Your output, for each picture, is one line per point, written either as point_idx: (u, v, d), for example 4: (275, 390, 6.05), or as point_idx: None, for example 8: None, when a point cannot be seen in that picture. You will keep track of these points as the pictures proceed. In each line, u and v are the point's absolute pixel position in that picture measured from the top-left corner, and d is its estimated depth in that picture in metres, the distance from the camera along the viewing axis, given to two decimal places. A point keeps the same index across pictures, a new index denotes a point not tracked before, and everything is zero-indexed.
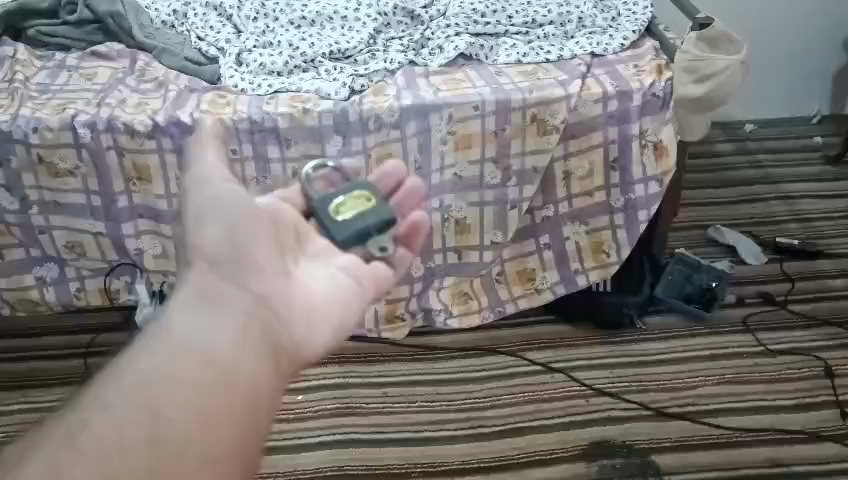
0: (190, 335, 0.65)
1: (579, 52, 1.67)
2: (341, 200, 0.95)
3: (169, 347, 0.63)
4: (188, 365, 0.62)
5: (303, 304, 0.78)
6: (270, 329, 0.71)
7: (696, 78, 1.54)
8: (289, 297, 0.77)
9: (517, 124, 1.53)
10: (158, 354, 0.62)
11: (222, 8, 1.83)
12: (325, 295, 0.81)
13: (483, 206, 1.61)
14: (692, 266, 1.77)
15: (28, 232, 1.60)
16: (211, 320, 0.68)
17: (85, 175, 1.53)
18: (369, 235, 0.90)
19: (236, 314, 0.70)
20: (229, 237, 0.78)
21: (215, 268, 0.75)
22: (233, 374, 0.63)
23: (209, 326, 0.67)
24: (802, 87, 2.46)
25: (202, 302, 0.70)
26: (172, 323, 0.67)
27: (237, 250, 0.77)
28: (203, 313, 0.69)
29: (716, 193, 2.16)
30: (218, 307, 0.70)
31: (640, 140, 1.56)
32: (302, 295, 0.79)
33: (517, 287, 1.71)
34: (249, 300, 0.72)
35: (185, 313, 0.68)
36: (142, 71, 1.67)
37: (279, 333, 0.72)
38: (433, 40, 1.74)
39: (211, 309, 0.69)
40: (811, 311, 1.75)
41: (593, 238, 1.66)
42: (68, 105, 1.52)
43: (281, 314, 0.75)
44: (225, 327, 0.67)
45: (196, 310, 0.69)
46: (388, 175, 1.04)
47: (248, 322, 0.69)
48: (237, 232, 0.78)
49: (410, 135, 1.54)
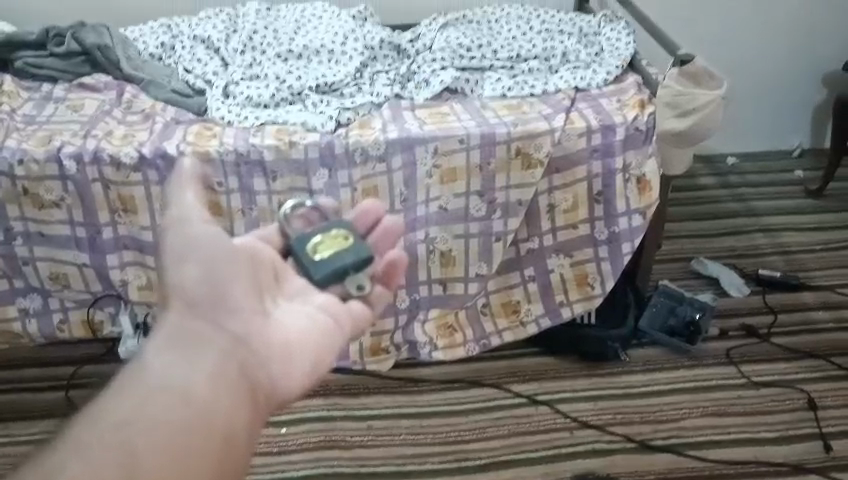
0: (169, 375, 0.65)
1: (563, 86, 1.70)
2: (318, 238, 0.96)
3: (146, 386, 0.63)
4: (166, 405, 0.62)
5: (281, 341, 0.79)
6: (247, 368, 0.72)
7: (678, 113, 1.55)
8: (267, 335, 0.78)
9: (502, 157, 1.55)
10: (135, 392, 0.63)
11: (210, 41, 1.85)
12: (303, 331, 0.82)
13: (468, 238, 1.61)
14: (676, 299, 1.78)
15: (11, 263, 1.59)
16: (188, 360, 0.68)
17: (69, 205, 1.53)
18: (346, 274, 0.92)
19: (213, 354, 0.70)
20: (208, 275, 0.78)
21: (192, 307, 0.75)
22: (210, 414, 0.63)
23: (187, 365, 0.67)
24: (782, 123, 2.49)
25: (180, 341, 0.71)
26: (151, 361, 0.67)
27: (215, 287, 0.77)
28: (179, 353, 0.69)
29: (699, 226, 2.18)
30: (195, 347, 0.70)
31: (624, 174, 1.58)
32: (280, 332, 0.80)
33: (502, 319, 1.71)
34: (226, 341, 0.73)
35: (163, 352, 0.68)
36: (129, 102, 1.68)
37: (256, 373, 0.73)
38: (419, 73, 1.76)
39: (189, 349, 0.70)
40: (794, 344, 1.76)
41: (577, 270, 1.67)
42: (55, 137, 1.53)
43: (259, 353, 0.75)
44: (203, 367, 0.68)
45: (172, 350, 0.69)
46: (367, 213, 1.05)
47: (225, 361, 0.70)
48: (216, 272, 0.79)
49: (396, 168, 1.55)
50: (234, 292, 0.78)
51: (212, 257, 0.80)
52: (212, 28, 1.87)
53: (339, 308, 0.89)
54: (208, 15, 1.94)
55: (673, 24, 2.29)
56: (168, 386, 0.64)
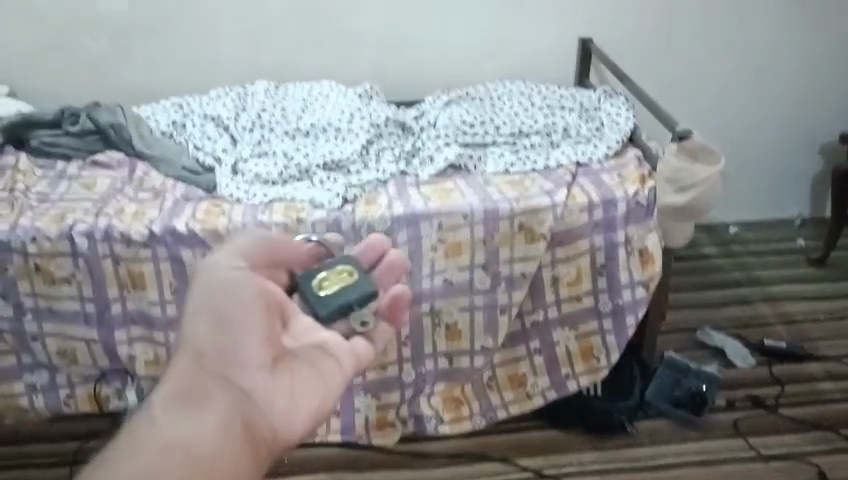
0: (157, 453, 0.67)
1: (565, 161, 1.74)
2: (323, 274, 0.96)
3: (130, 471, 0.65)
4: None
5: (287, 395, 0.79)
6: (243, 433, 0.73)
7: (678, 188, 1.58)
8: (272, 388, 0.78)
9: (505, 231, 1.58)
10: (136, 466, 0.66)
11: (220, 119, 1.90)
12: (310, 382, 0.82)
13: (473, 310, 1.62)
14: (680, 369, 1.77)
15: (21, 339, 1.59)
16: (183, 428, 0.69)
17: (80, 282, 1.55)
18: (350, 310, 0.94)
19: (209, 422, 0.71)
20: (215, 336, 0.79)
21: (198, 367, 0.77)
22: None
23: (179, 438, 0.69)
24: (782, 193, 2.53)
25: (180, 406, 0.72)
26: (144, 434, 0.69)
27: (223, 349, 0.78)
28: (177, 418, 0.70)
29: (703, 295, 2.19)
30: (194, 412, 0.72)
31: (626, 247, 1.60)
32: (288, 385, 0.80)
33: (509, 391, 1.70)
34: (226, 403, 0.74)
35: (159, 420, 0.70)
36: (141, 180, 1.73)
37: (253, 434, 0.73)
38: (424, 150, 1.80)
39: (186, 414, 0.71)
40: (802, 415, 1.75)
41: (582, 343, 1.68)
42: (67, 214, 1.57)
43: (261, 410, 0.76)
44: (193, 438, 0.69)
45: (169, 415, 0.71)
46: (371, 248, 1.06)
47: (217, 429, 0.71)
48: (227, 325, 0.80)
49: (401, 243, 1.58)
50: (243, 348, 0.79)
51: (223, 317, 0.81)
52: (222, 107, 1.93)
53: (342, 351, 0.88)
54: (218, 94, 2.00)
55: (673, 97, 2.33)
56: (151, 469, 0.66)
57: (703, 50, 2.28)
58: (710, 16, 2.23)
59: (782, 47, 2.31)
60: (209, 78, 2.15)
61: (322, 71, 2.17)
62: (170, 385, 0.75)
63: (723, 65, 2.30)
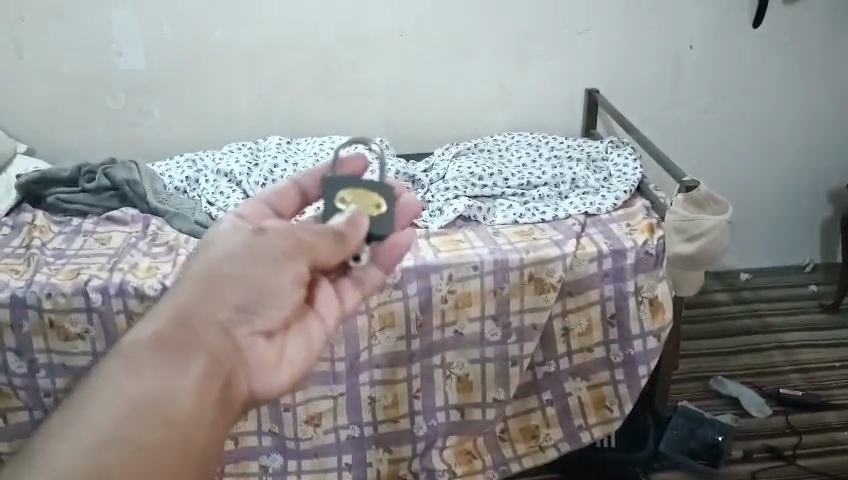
0: (160, 379, 0.62)
1: (574, 211, 1.75)
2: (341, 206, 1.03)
3: (147, 381, 0.61)
4: (148, 419, 0.58)
5: (267, 361, 0.78)
6: (231, 384, 0.70)
7: (686, 237, 1.60)
8: (257, 350, 0.77)
9: (515, 282, 1.59)
10: (157, 366, 0.63)
11: (232, 175, 1.94)
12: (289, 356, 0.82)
13: (484, 362, 1.62)
14: (696, 420, 1.78)
15: (34, 395, 1.59)
16: (186, 360, 0.65)
17: (94, 337, 1.56)
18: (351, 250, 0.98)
19: (209, 360, 0.68)
20: (228, 282, 0.76)
21: (201, 304, 0.73)
22: (191, 436, 0.60)
23: (180, 367, 0.64)
24: (792, 238, 2.54)
25: (182, 336, 0.67)
26: (142, 358, 0.63)
27: (228, 297, 0.75)
28: (180, 348, 0.66)
29: (715, 343, 2.18)
30: (194, 346, 0.67)
31: (636, 297, 1.61)
32: (271, 353, 0.79)
33: (521, 444, 1.69)
34: (223, 347, 0.71)
35: (161, 345, 0.65)
36: (154, 235, 1.74)
37: (237, 389, 0.71)
38: (433, 202, 1.83)
39: (188, 345, 0.67)
40: (822, 466, 1.73)
41: (594, 393, 1.67)
42: (82, 270, 1.60)
43: (245, 366, 0.74)
44: (195, 372, 0.65)
45: (170, 342, 0.66)
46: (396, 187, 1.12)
47: (215, 371, 0.68)
48: (260, 267, 0.80)
49: (411, 294, 1.56)
50: (248, 302, 0.77)
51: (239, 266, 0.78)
52: (235, 163, 1.97)
53: (331, 301, 0.93)
54: (231, 151, 2.05)
55: (678, 146, 2.36)
56: (150, 399, 0.60)
57: (706, 99, 2.30)
58: (715, 66, 2.26)
59: (788, 95, 2.33)
60: (221, 134, 2.20)
61: (333, 125, 2.21)
62: (169, 313, 0.70)
63: (728, 113, 2.33)
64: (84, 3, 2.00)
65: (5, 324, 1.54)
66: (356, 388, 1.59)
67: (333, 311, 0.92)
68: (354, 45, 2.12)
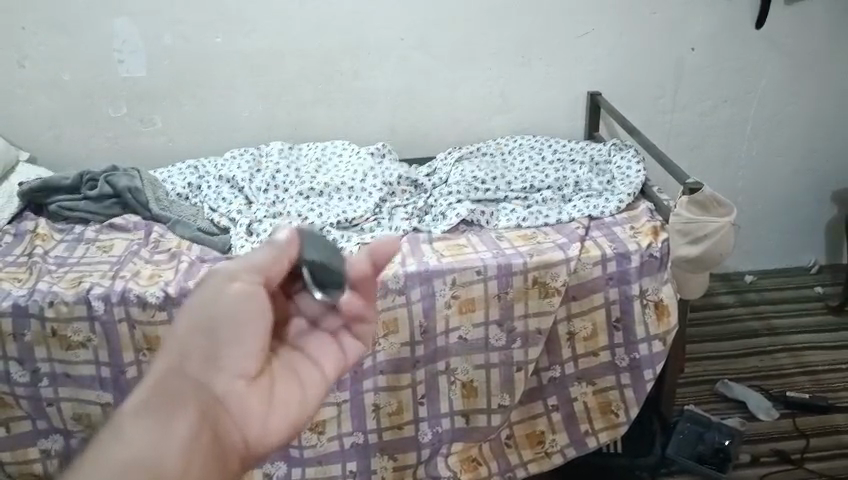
0: (148, 444, 0.65)
1: (577, 215, 1.74)
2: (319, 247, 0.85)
3: (138, 444, 0.65)
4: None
5: (254, 412, 0.76)
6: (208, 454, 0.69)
7: (690, 239, 1.59)
8: (257, 390, 0.77)
9: (519, 286, 1.57)
10: (148, 428, 0.66)
11: (235, 181, 1.93)
12: (278, 399, 0.79)
13: (489, 367, 1.61)
14: (703, 425, 1.79)
15: (36, 403, 1.59)
16: (146, 449, 0.65)
17: (96, 346, 1.55)
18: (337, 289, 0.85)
19: (173, 440, 0.67)
20: (187, 343, 0.75)
21: (163, 378, 0.72)
22: None
23: (164, 435, 0.67)
24: (796, 240, 2.53)
25: (170, 397, 0.70)
26: (134, 421, 0.67)
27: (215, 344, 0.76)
28: (139, 435, 0.66)
29: (721, 346, 2.17)
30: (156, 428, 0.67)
31: (640, 300, 1.59)
32: (258, 400, 0.77)
33: (527, 450, 1.67)
34: (191, 417, 0.70)
35: (119, 438, 0.65)
36: (156, 242, 1.74)
37: (217, 455, 0.70)
38: (436, 207, 1.82)
39: (148, 427, 0.66)
40: (829, 469, 1.72)
41: (600, 398, 1.66)
42: (84, 278, 1.59)
43: (241, 412, 0.75)
44: (152, 462, 0.64)
45: (128, 432, 0.66)
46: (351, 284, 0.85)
47: (202, 428, 0.70)
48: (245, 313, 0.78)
49: (414, 301, 1.55)
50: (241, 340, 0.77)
51: (202, 321, 0.77)
52: (236, 169, 1.96)
53: (328, 351, 0.86)
54: (233, 156, 2.04)
55: (680, 149, 2.35)
56: (138, 466, 0.63)
57: (708, 102, 2.29)
58: (717, 68, 2.25)
59: (791, 96, 2.31)
60: (222, 140, 2.19)
61: (335, 129, 2.21)
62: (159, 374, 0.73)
63: (730, 116, 2.32)
64: (86, 12, 2.00)
65: (7, 333, 1.54)
66: (359, 395, 1.58)
67: (333, 366, 0.86)
68: (354, 51, 2.11)
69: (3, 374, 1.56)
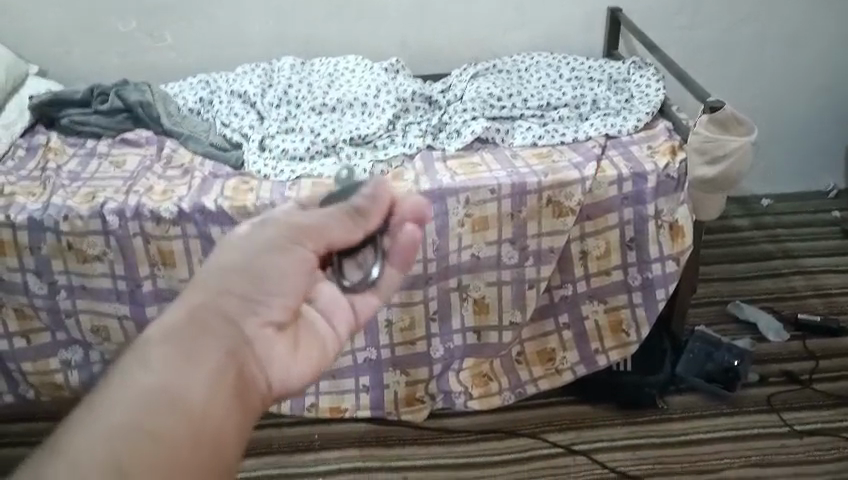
0: (177, 376, 0.51)
1: (594, 133, 1.72)
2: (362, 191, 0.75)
3: (170, 373, 0.51)
4: (163, 422, 0.47)
5: (277, 364, 0.62)
6: (241, 397, 0.54)
7: (708, 159, 1.53)
8: (283, 342, 0.64)
9: (534, 206, 1.56)
10: (177, 358, 0.52)
11: (247, 96, 1.90)
12: (300, 355, 0.66)
13: (501, 285, 1.62)
14: (713, 345, 1.78)
15: (55, 316, 1.62)
16: (181, 385, 0.50)
17: (112, 260, 1.56)
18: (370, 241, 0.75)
19: (205, 377, 0.53)
20: (220, 275, 0.61)
21: (196, 306, 0.58)
22: (208, 453, 0.48)
23: (194, 370, 0.52)
24: (815, 163, 2.49)
25: (204, 325, 0.56)
26: (162, 348, 0.53)
27: (250, 284, 0.62)
28: (168, 365, 0.51)
29: (734, 268, 2.16)
30: (178, 358, 0.52)
31: (656, 221, 1.58)
32: (285, 351, 0.64)
33: (537, 366, 1.70)
34: (223, 353, 0.56)
35: (146, 367, 0.51)
36: (169, 157, 1.74)
37: (248, 402, 0.55)
38: (451, 124, 1.79)
39: (178, 358, 0.52)
40: (836, 389, 1.73)
41: (611, 316, 1.67)
42: (97, 193, 1.59)
43: (267, 363, 0.61)
44: (183, 399, 0.50)
45: (156, 360, 0.51)
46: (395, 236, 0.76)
47: (233, 371, 0.55)
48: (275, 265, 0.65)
49: (428, 218, 1.55)
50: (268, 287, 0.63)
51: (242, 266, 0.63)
52: (248, 83, 1.93)
53: (342, 311, 0.73)
54: (244, 70, 2.00)
55: (700, 68, 2.30)
56: (165, 400, 0.49)
57: (732, 18, 2.23)
58: None
59: (819, 15, 2.24)
60: (233, 56, 2.15)
61: (347, 45, 2.17)
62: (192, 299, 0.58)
63: (754, 34, 2.26)
64: None
65: (23, 246, 1.55)
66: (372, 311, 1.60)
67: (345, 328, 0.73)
68: None
69: (22, 287, 1.59)
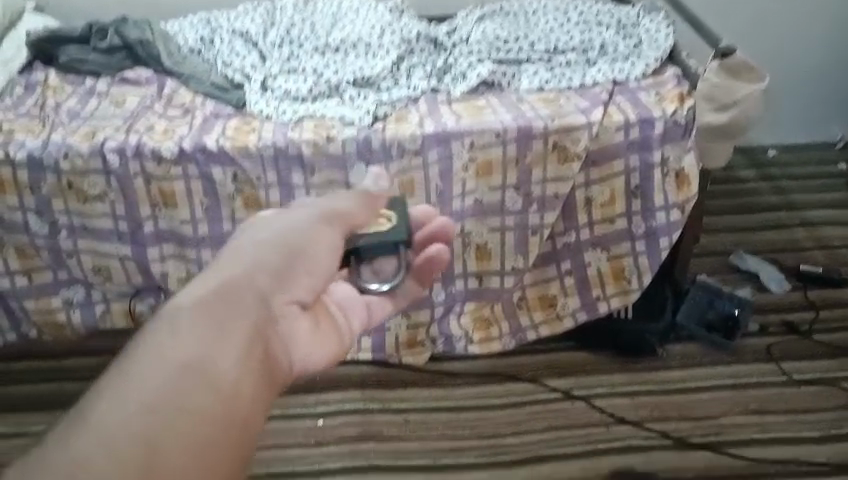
0: (214, 345, 0.50)
1: (601, 79, 1.69)
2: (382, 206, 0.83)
3: (205, 340, 0.49)
4: (199, 393, 0.45)
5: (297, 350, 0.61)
6: (270, 374, 0.53)
7: (717, 107, 1.50)
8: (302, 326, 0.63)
9: (539, 151, 1.54)
10: (209, 326, 0.51)
11: (249, 36, 1.87)
12: (317, 343, 0.65)
13: (504, 231, 1.61)
14: (713, 292, 1.75)
15: (56, 255, 1.62)
16: (214, 355, 0.49)
17: (113, 200, 1.55)
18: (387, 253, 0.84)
19: (239, 349, 0.51)
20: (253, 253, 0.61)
21: (228, 281, 0.56)
22: (244, 427, 0.47)
23: (228, 342, 0.50)
24: (824, 115, 2.45)
25: (237, 298, 0.55)
26: (193, 317, 0.51)
27: (281, 262, 0.62)
28: (203, 333, 0.50)
29: (738, 219, 2.15)
30: (207, 330, 0.50)
31: (662, 169, 1.56)
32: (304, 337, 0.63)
33: (538, 312, 1.71)
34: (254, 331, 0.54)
35: (178, 333, 0.49)
36: (170, 97, 1.71)
37: (274, 381, 0.54)
38: (456, 67, 1.76)
39: (212, 328, 0.51)
40: (835, 340, 1.74)
41: (613, 264, 1.66)
42: (98, 131, 1.56)
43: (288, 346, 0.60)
44: (218, 370, 0.48)
45: (190, 328, 0.50)
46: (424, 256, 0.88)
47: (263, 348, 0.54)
48: (307, 246, 0.66)
49: (431, 161, 1.54)
50: (297, 268, 0.64)
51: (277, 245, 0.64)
52: (250, 23, 1.91)
53: (359, 310, 0.77)
54: (246, 9, 1.96)
55: (710, 14, 2.26)
56: (201, 369, 0.47)
57: None
58: None
59: None
60: None
61: None
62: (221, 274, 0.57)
63: None
64: None
65: (24, 185, 1.54)
66: None
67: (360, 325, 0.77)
68: None
69: (23, 226, 1.58)
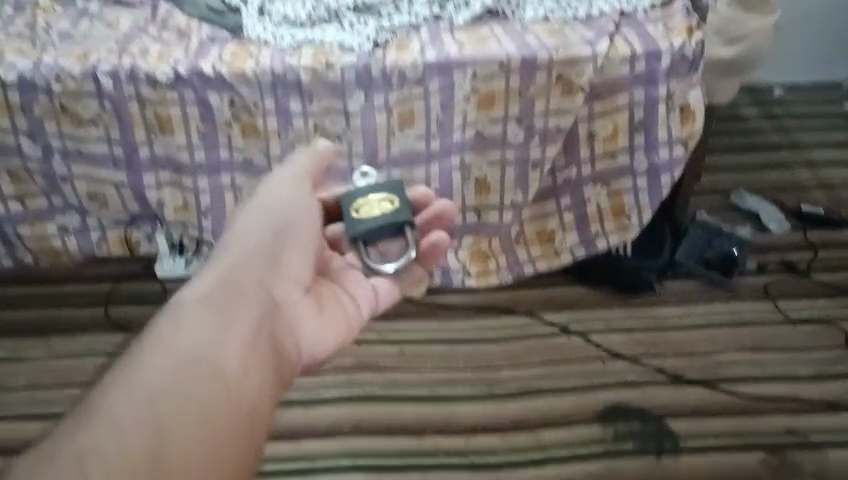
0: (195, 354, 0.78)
1: (609, 9, 1.60)
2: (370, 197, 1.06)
3: (189, 354, 0.77)
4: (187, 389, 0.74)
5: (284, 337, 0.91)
6: (260, 359, 0.83)
7: (727, 40, 1.60)
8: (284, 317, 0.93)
9: (543, 80, 1.50)
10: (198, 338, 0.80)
11: None
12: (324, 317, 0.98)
13: (505, 165, 1.59)
14: (713, 231, 1.75)
15: (51, 180, 1.60)
16: (211, 353, 0.79)
17: (107, 124, 1.52)
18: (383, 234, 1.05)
19: (226, 347, 0.80)
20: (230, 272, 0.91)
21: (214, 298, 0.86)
22: (232, 400, 0.76)
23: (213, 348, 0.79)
24: (832, 53, 2.39)
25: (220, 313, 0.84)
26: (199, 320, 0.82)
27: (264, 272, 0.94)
28: (191, 345, 0.79)
29: (741, 158, 2.12)
30: (204, 333, 0.81)
31: (667, 103, 1.53)
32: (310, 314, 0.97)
33: (536, 246, 1.70)
34: (248, 325, 0.86)
35: (174, 346, 0.78)
36: (163, 19, 1.66)
37: (274, 360, 0.86)
38: None
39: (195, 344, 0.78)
40: (831, 280, 1.75)
41: (613, 200, 1.64)
42: (91, 53, 1.50)
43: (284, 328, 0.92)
44: (217, 361, 0.78)
45: (187, 338, 0.79)
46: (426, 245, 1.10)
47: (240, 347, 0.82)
48: (286, 247, 0.99)
49: (432, 91, 1.51)
50: (283, 270, 0.97)
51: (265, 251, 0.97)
52: None
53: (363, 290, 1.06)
54: None
55: None
56: (198, 366, 0.77)
57: None
58: None
59: None
60: None
61: None
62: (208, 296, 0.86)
63: None
64: None
65: (16, 107, 1.50)
66: None
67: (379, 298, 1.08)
68: None
69: (16, 149, 1.56)
